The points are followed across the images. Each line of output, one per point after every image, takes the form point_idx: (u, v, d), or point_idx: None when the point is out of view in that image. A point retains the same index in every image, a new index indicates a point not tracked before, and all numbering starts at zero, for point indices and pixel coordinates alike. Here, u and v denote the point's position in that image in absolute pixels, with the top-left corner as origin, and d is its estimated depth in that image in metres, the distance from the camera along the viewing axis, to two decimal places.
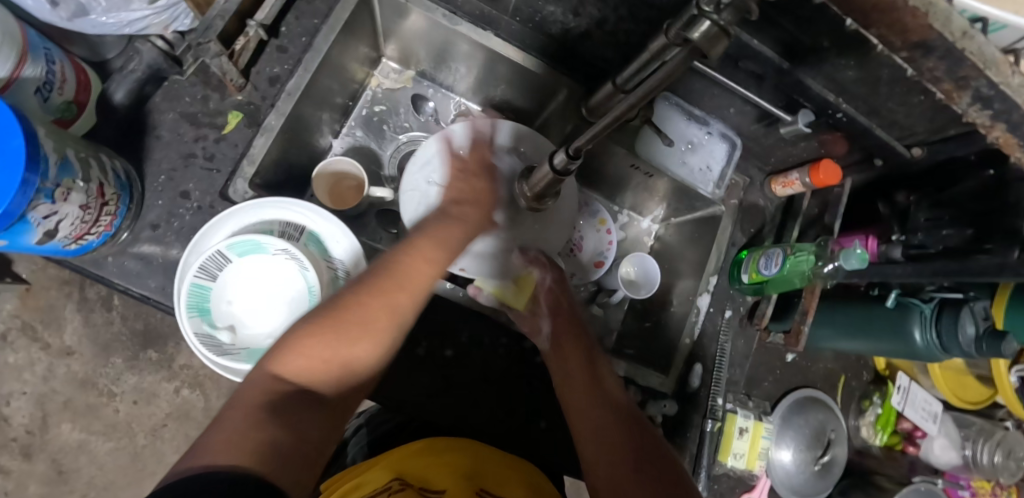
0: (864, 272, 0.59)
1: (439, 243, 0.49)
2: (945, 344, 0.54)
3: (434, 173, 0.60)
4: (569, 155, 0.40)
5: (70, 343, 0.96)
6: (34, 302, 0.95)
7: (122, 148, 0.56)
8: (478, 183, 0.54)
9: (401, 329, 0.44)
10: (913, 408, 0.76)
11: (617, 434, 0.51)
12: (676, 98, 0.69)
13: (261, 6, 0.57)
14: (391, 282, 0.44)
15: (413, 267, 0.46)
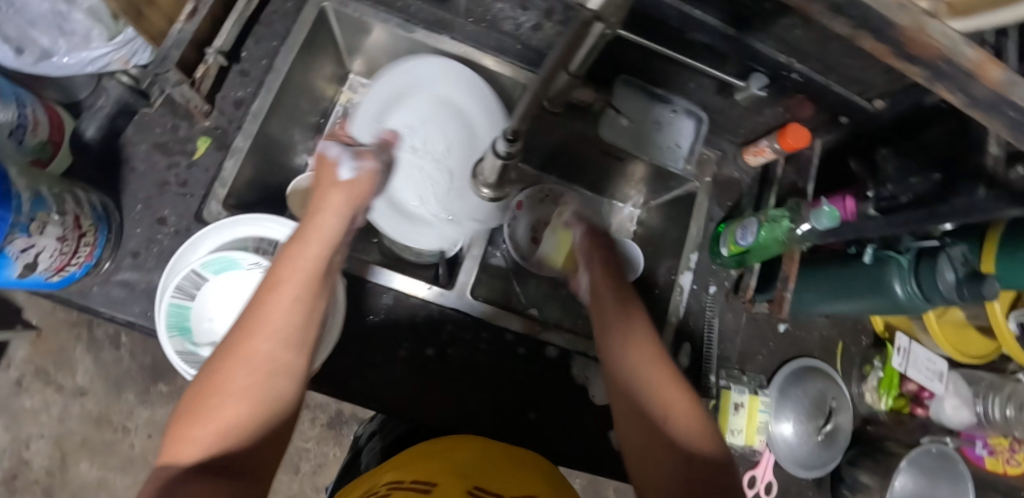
0: (839, 231, 0.57)
1: (296, 268, 0.45)
2: (927, 294, 0.52)
3: (345, 168, 0.54)
4: (508, 139, 0.46)
5: (83, 383, 0.99)
6: (45, 347, 0.98)
7: (99, 181, 0.58)
8: (333, 182, 0.53)
9: (277, 364, 0.41)
10: (917, 369, 0.74)
11: (665, 397, 0.49)
12: (636, 78, 0.68)
13: (218, 34, 0.59)
14: (242, 335, 0.42)
15: (267, 301, 0.44)
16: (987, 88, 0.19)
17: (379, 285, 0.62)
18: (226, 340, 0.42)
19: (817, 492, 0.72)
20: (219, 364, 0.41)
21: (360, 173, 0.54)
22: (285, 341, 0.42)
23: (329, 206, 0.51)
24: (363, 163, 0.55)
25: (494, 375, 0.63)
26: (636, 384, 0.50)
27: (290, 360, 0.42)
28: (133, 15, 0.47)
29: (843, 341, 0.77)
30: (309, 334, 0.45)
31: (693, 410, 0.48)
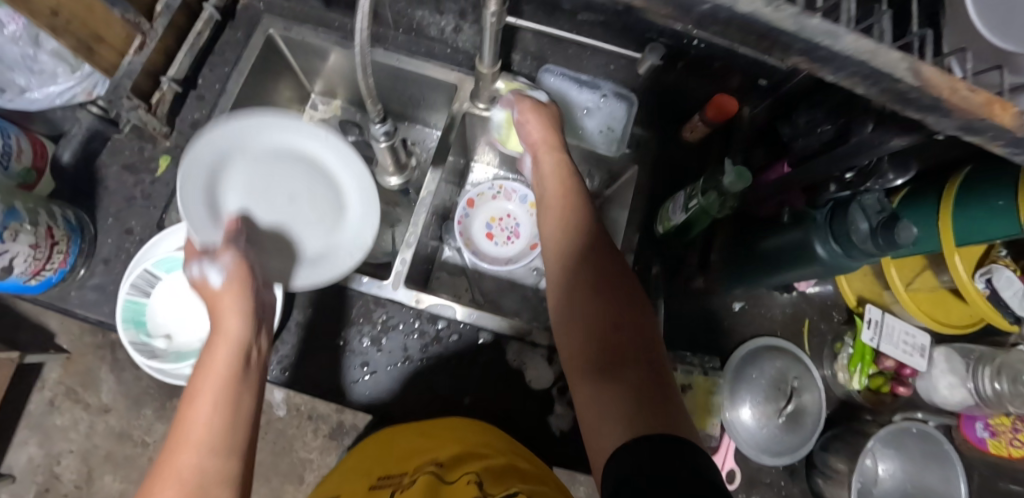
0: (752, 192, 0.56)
1: (219, 379, 0.44)
2: (845, 249, 0.49)
3: (213, 275, 0.50)
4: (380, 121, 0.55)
5: (107, 401, 1.06)
6: (73, 369, 1.08)
7: (78, 200, 0.66)
8: (217, 294, 0.50)
9: (212, 479, 0.39)
10: (892, 343, 0.69)
11: (608, 303, 0.46)
12: (557, 67, 0.70)
13: (172, 64, 0.67)
14: (168, 460, 0.40)
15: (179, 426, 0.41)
16: None
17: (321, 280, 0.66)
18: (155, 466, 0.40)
19: (789, 480, 0.67)
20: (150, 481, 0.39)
21: (227, 271, 0.51)
22: (213, 449, 0.40)
23: (226, 316, 0.49)
24: (221, 258, 0.51)
25: (429, 362, 0.65)
26: (590, 298, 0.47)
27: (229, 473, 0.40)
28: (84, 50, 0.56)
29: (809, 318, 0.73)
30: (236, 435, 0.42)
31: (644, 336, 0.44)
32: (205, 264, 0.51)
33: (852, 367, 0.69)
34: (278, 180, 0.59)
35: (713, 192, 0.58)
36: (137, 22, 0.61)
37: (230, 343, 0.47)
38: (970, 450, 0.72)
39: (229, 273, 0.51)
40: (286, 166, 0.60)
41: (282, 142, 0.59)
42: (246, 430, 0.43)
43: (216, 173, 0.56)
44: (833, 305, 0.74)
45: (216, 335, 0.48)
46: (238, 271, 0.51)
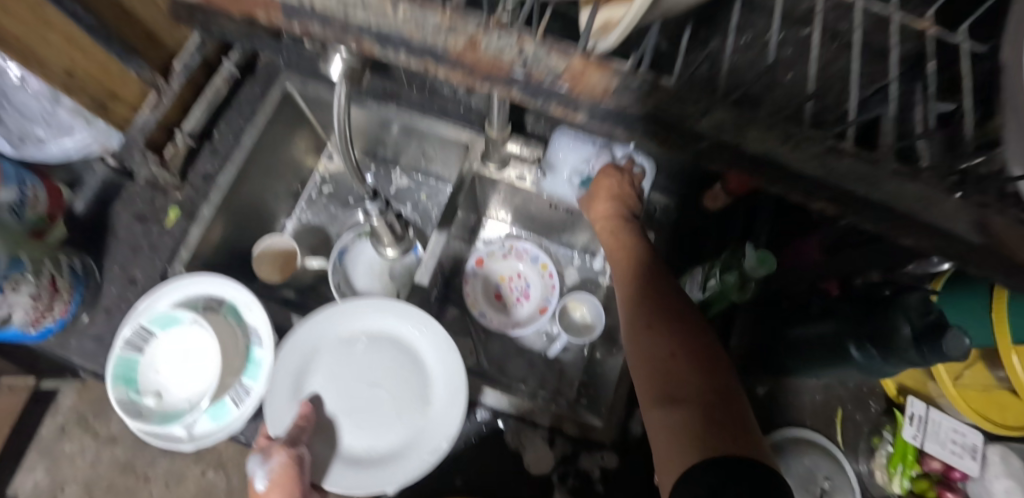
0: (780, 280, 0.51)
1: None
2: (885, 353, 0.43)
3: (258, 480, 0.46)
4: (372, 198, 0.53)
5: (116, 431, 1.07)
6: (88, 396, 1.10)
7: (87, 247, 0.67)
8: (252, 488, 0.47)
9: None
10: (937, 442, 0.62)
11: (675, 336, 0.46)
12: (571, 130, 0.65)
13: (188, 118, 0.68)
14: None
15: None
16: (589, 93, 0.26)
17: None
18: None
19: None
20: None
21: (276, 468, 0.47)
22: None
23: None
24: (274, 456, 0.48)
25: None
26: (655, 337, 0.46)
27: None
28: (97, 107, 0.57)
29: (843, 408, 0.66)
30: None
31: (718, 367, 0.44)
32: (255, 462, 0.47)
33: (892, 466, 0.62)
34: (364, 360, 0.59)
35: (731, 275, 0.54)
36: (153, 80, 0.62)
37: None
38: None
39: (273, 475, 0.47)
40: (373, 337, 0.60)
41: (377, 339, 0.60)
42: None
43: (311, 361, 0.57)
44: (870, 394, 0.67)
45: None
46: (292, 461, 0.48)
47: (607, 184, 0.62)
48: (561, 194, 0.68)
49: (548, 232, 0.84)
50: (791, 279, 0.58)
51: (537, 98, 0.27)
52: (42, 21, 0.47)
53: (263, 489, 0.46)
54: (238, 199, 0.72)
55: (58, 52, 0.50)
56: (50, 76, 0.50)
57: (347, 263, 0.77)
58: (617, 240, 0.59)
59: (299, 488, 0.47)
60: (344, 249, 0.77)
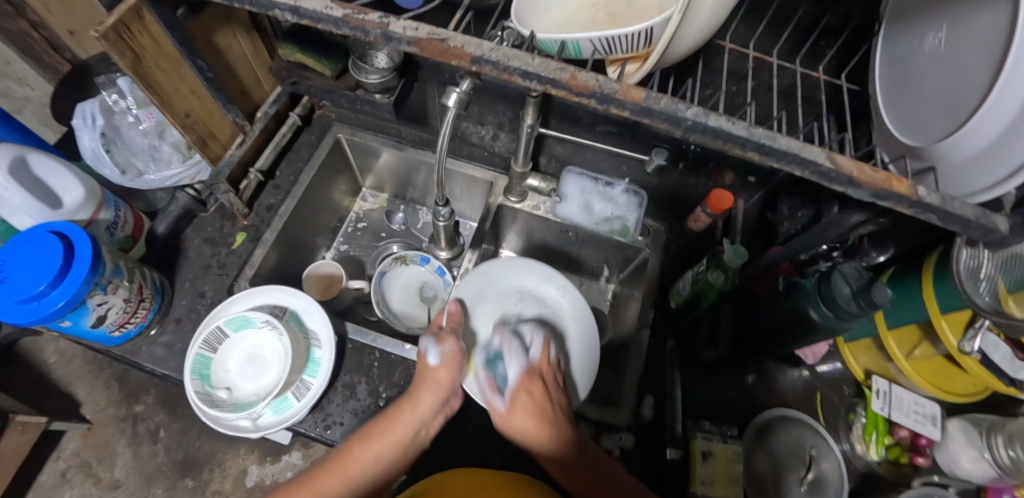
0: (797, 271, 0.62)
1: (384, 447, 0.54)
2: (836, 312, 0.56)
3: (432, 356, 0.58)
4: (440, 202, 0.64)
5: (118, 477, 0.92)
6: (92, 441, 0.94)
7: (163, 267, 0.77)
8: (426, 366, 0.59)
9: None
10: (903, 412, 0.72)
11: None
12: (577, 168, 0.81)
13: (260, 157, 0.81)
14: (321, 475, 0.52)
15: (353, 457, 0.53)
16: (638, 102, 0.32)
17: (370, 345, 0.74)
18: (313, 471, 0.53)
19: None
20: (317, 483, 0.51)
21: (447, 354, 0.59)
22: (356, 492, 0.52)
23: (425, 393, 0.57)
24: (449, 343, 0.59)
25: (459, 425, 0.69)
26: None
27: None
28: (200, 143, 0.71)
29: (822, 392, 0.78)
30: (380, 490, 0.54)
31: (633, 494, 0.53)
32: (432, 340, 0.59)
33: (867, 434, 0.73)
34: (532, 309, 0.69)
35: (718, 269, 0.66)
36: (242, 124, 0.77)
37: (412, 416, 0.55)
38: None
39: (444, 359, 0.58)
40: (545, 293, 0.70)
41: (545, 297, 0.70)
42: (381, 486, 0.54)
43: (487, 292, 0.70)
44: (841, 379, 0.79)
45: (414, 396, 0.56)
46: (455, 357, 0.59)
47: (528, 390, 0.56)
48: (573, 218, 0.78)
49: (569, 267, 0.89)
50: (761, 276, 0.71)
51: (595, 101, 0.33)
52: (178, 74, 0.64)
53: (437, 364, 0.58)
54: (293, 227, 0.83)
55: (183, 97, 0.66)
56: (174, 114, 0.65)
57: (385, 285, 0.84)
58: (542, 427, 0.55)
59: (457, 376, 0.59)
60: (382, 273, 0.85)
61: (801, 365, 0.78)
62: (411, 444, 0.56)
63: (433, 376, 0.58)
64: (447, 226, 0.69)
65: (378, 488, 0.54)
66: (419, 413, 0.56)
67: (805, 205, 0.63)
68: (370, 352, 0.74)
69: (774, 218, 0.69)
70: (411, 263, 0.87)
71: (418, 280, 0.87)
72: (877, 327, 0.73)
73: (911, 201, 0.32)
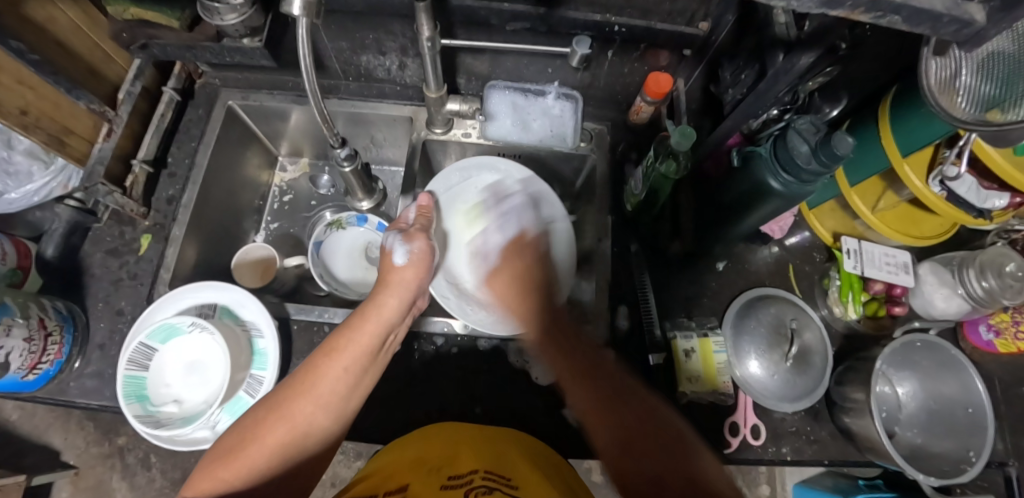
0: (737, 122, 0.57)
1: (360, 350, 0.48)
2: (796, 174, 0.52)
3: (397, 254, 0.55)
4: (340, 143, 0.56)
5: None
6: (80, 485, 0.78)
7: (67, 293, 0.68)
8: (389, 264, 0.55)
9: (309, 439, 0.43)
10: (875, 267, 0.69)
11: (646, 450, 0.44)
12: (502, 81, 0.73)
13: (141, 146, 0.71)
14: (287, 394, 0.44)
15: (317, 372, 0.45)
16: None
17: (320, 322, 0.68)
18: (275, 399, 0.44)
19: (816, 424, 0.68)
20: (284, 402, 0.43)
21: (416, 252, 0.56)
22: (328, 407, 0.45)
23: (389, 295, 0.53)
24: (413, 242, 0.57)
25: (432, 380, 0.65)
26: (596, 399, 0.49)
27: (322, 427, 0.44)
28: (56, 144, 0.60)
29: (793, 264, 0.75)
30: (351, 408, 0.47)
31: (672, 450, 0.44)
32: (398, 241, 0.56)
33: (844, 297, 0.70)
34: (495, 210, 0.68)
35: (667, 159, 0.61)
36: (103, 111, 0.65)
37: (381, 318, 0.51)
38: (981, 355, 0.73)
39: (413, 257, 0.56)
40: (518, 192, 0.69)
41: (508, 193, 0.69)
42: (354, 403, 0.47)
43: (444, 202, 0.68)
44: (812, 247, 0.76)
45: (379, 299, 0.52)
46: (416, 264, 0.56)
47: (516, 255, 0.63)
48: (507, 137, 0.71)
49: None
50: (713, 156, 0.66)
51: None
52: None
53: (404, 263, 0.55)
54: (206, 217, 0.74)
55: (11, 90, 0.54)
56: (7, 114, 0.54)
57: (325, 255, 0.77)
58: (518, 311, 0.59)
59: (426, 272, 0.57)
60: (319, 242, 0.78)
61: (769, 241, 0.75)
62: (380, 354, 0.50)
63: (399, 276, 0.54)
64: (356, 170, 0.61)
65: (359, 400, 0.47)
66: (386, 316, 0.51)
67: (747, 65, 0.57)
68: (319, 328, 0.69)
69: (717, 89, 0.64)
70: (349, 225, 0.81)
71: (361, 241, 0.80)
72: (840, 187, 0.69)
73: (868, 3, 0.26)
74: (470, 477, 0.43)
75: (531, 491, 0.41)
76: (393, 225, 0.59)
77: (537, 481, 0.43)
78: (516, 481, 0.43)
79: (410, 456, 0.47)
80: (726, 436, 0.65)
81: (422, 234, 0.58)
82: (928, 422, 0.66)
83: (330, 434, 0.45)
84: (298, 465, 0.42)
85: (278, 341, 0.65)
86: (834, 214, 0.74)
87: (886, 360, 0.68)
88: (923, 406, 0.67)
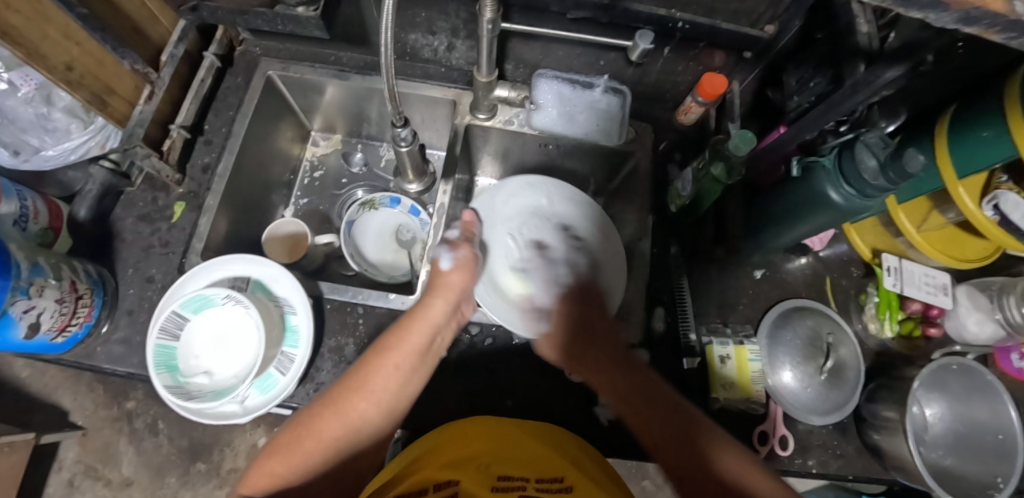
0: (799, 131, 0.56)
1: (410, 350, 0.48)
2: (859, 189, 0.51)
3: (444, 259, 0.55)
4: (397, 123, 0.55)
5: (132, 476, 0.77)
6: (94, 447, 0.78)
7: (96, 255, 0.66)
8: (437, 268, 0.55)
9: (363, 435, 0.44)
10: (915, 286, 0.69)
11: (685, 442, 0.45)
12: (550, 71, 0.71)
13: (179, 111, 0.69)
14: (342, 391, 0.45)
15: (368, 372, 0.46)
16: None
17: (352, 302, 0.67)
18: (328, 394, 0.45)
19: (842, 440, 0.68)
20: (338, 398, 0.44)
21: (459, 260, 0.55)
22: (381, 406, 0.45)
23: (435, 299, 0.52)
24: (459, 249, 0.56)
25: (464, 369, 0.64)
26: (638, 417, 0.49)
27: (374, 424, 0.45)
28: (98, 103, 0.59)
29: (830, 277, 0.74)
30: (402, 406, 0.47)
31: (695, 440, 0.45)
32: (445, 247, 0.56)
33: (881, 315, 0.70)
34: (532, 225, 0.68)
35: (722, 163, 0.60)
36: (145, 72, 0.64)
37: (427, 321, 0.51)
38: (1010, 382, 0.73)
39: (458, 263, 0.55)
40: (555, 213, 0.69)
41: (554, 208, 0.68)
42: (406, 402, 0.48)
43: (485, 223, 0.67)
44: (849, 261, 0.75)
45: (425, 303, 0.52)
46: (461, 267, 0.55)
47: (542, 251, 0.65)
48: (553, 128, 0.70)
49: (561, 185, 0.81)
50: (765, 162, 0.65)
51: None
52: (42, 13, 0.50)
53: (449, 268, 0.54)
54: (239, 187, 0.73)
55: (58, 45, 0.52)
56: (53, 70, 0.52)
57: (356, 235, 0.76)
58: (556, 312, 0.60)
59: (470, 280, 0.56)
60: (351, 221, 0.76)
61: (806, 253, 0.74)
62: (428, 354, 0.50)
63: (444, 280, 0.54)
64: (409, 151, 0.60)
65: (410, 397, 0.48)
66: (432, 319, 0.51)
67: (816, 73, 0.55)
68: (351, 309, 0.68)
69: (780, 96, 0.62)
70: (381, 206, 0.79)
71: (393, 223, 0.79)
72: (887, 203, 0.68)
73: (1010, 22, 0.25)
74: (523, 483, 0.43)
75: (586, 494, 0.41)
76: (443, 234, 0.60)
77: (589, 485, 0.42)
78: (568, 484, 0.43)
79: (454, 447, 0.47)
80: (754, 444, 0.64)
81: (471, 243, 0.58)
82: (957, 445, 0.67)
83: (382, 430, 0.45)
84: (352, 459, 0.43)
85: (311, 318, 0.64)
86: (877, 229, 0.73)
87: (921, 382, 0.67)
88: (952, 429, 0.67)
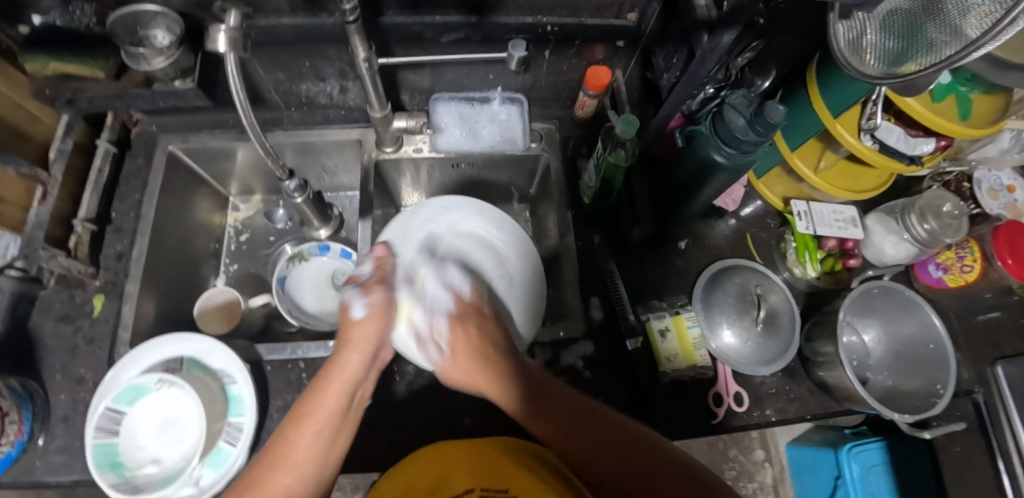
0: (676, 104, 0.59)
1: (332, 413, 0.47)
2: (737, 148, 0.54)
3: (358, 308, 0.53)
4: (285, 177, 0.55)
5: None
6: None
7: (18, 368, 0.64)
8: (349, 320, 0.53)
9: None
10: (825, 224, 0.73)
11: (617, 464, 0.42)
12: (446, 93, 0.74)
13: (81, 204, 0.68)
14: (261, 475, 0.43)
15: (285, 447, 0.44)
16: None
17: (295, 357, 0.67)
18: (246, 480, 0.43)
19: (794, 383, 0.70)
20: (259, 484, 0.42)
21: (373, 307, 0.54)
22: (305, 477, 0.43)
23: (351, 352, 0.51)
24: (373, 295, 0.55)
25: (417, 398, 0.64)
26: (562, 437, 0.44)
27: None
28: None
29: (750, 233, 0.78)
30: (330, 472, 0.45)
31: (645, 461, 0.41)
32: (358, 293, 0.55)
33: (802, 257, 0.73)
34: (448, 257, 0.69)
35: (616, 148, 0.63)
36: (34, 173, 0.63)
37: (343, 378, 0.49)
38: (934, 293, 0.77)
39: (372, 308, 0.54)
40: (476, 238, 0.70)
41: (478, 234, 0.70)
42: (334, 466, 0.46)
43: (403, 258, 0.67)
44: (765, 214, 0.79)
45: (339, 360, 0.50)
46: (379, 316, 0.54)
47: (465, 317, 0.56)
48: (459, 147, 0.71)
49: (484, 199, 0.83)
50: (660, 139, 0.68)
51: None
52: None
53: (363, 316, 0.53)
54: (160, 268, 0.71)
55: None
56: None
57: (290, 290, 0.76)
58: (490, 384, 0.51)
59: (387, 327, 0.54)
60: (283, 278, 0.76)
61: (724, 215, 0.77)
62: (351, 410, 0.49)
63: (359, 330, 0.52)
64: (306, 199, 0.61)
65: (337, 459, 0.47)
66: (351, 373, 0.50)
67: (678, 50, 0.59)
68: (294, 364, 0.67)
69: (655, 75, 0.66)
70: (311, 257, 0.79)
71: (326, 271, 0.79)
72: (781, 153, 0.72)
73: None
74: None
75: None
76: (351, 279, 0.58)
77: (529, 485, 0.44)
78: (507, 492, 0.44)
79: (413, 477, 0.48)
80: (711, 407, 0.66)
81: (384, 286, 0.56)
82: (897, 363, 0.71)
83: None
84: None
85: (254, 383, 0.63)
86: (781, 179, 0.76)
87: (849, 313, 0.71)
88: (890, 349, 0.72)
